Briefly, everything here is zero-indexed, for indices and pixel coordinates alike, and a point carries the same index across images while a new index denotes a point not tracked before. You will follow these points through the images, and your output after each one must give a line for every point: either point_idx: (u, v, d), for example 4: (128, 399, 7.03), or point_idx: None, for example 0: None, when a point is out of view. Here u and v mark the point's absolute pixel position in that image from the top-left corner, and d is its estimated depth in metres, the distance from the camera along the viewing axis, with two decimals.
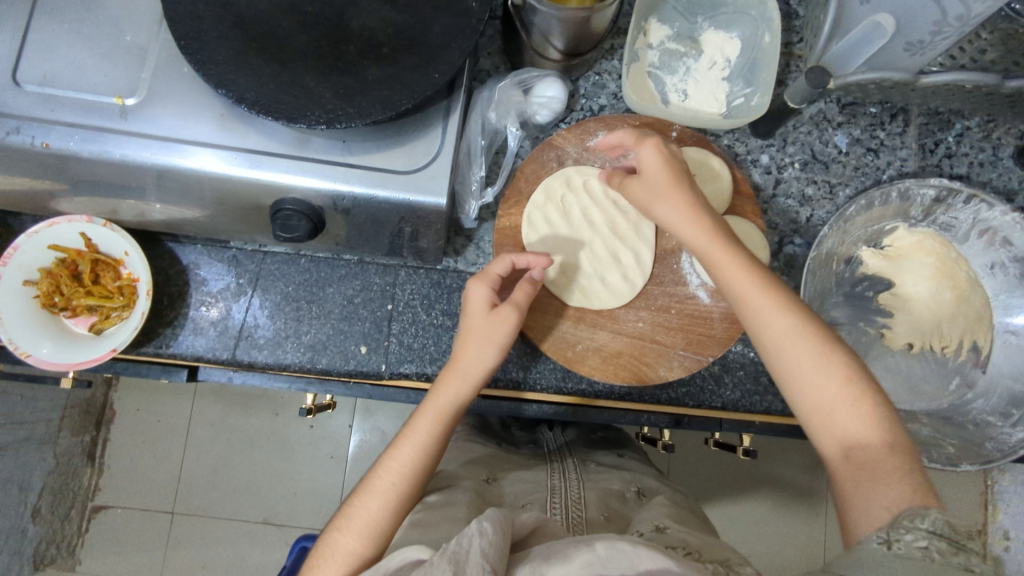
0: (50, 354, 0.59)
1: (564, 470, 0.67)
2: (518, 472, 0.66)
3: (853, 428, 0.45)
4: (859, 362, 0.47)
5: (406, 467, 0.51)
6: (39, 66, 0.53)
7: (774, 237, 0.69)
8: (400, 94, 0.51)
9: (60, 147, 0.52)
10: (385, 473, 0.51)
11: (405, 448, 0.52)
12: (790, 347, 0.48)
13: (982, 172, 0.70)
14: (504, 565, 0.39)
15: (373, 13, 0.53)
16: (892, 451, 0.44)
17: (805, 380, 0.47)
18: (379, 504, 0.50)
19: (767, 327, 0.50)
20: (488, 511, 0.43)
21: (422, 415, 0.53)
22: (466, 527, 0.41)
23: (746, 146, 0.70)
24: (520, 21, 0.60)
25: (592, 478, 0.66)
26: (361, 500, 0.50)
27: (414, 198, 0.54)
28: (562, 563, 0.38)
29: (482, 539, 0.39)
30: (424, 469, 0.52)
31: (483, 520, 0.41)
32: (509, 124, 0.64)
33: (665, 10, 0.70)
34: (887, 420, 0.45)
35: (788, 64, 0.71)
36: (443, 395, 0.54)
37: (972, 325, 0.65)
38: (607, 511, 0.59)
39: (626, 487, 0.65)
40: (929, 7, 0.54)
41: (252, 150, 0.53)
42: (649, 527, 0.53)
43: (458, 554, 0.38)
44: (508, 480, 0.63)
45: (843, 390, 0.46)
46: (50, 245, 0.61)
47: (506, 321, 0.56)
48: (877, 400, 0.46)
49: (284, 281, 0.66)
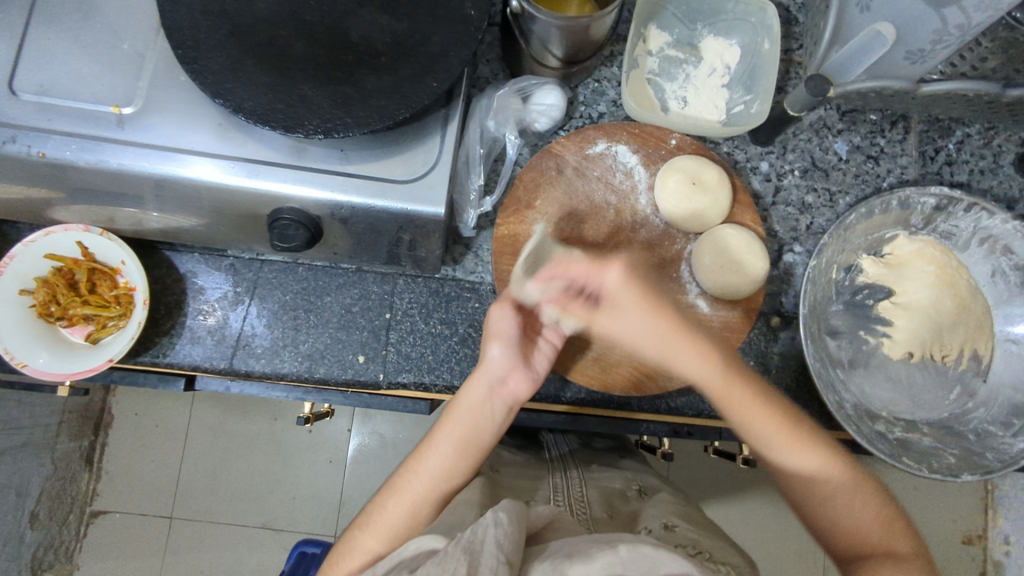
0: (47, 364, 0.59)
1: (565, 469, 0.66)
2: (520, 471, 0.66)
3: (880, 538, 0.52)
4: (882, 489, 0.55)
5: (428, 475, 0.56)
6: (35, 75, 0.53)
7: (774, 245, 0.69)
8: (397, 103, 0.51)
9: (56, 157, 0.52)
10: (414, 476, 0.56)
11: (433, 456, 0.57)
12: (822, 482, 0.54)
13: (983, 179, 0.70)
14: (519, 556, 0.40)
15: (371, 21, 0.53)
16: (919, 556, 0.50)
17: (837, 507, 0.53)
18: (405, 505, 0.54)
19: (796, 461, 0.55)
20: (504, 501, 0.43)
21: (456, 421, 0.57)
22: (481, 517, 0.42)
23: (745, 153, 0.70)
24: (518, 29, 0.60)
25: (595, 477, 0.65)
26: (388, 500, 0.55)
27: (412, 207, 0.54)
28: (583, 561, 0.38)
29: (497, 530, 0.40)
30: (451, 476, 0.56)
31: (499, 511, 0.42)
32: (508, 133, 0.64)
33: (665, 17, 0.69)
34: (908, 532, 0.52)
35: (788, 71, 0.70)
36: (473, 398, 0.58)
37: (973, 334, 0.65)
38: (610, 509, 0.58)
39: (629, 488, 0.65)
40: (929, 15, 0.54)
41: (250, 159, 0.53)
42: (656, 524, 0.54)
43: (473, 544, 0.40)
44: (507, 471, 0.66)
45: (875, 514, 0.53)
46: (46, 254, 0.60)
47: (503, 309, 0.59)
48: (896, 517, 0.53)
49: (281, 290, 0.66)
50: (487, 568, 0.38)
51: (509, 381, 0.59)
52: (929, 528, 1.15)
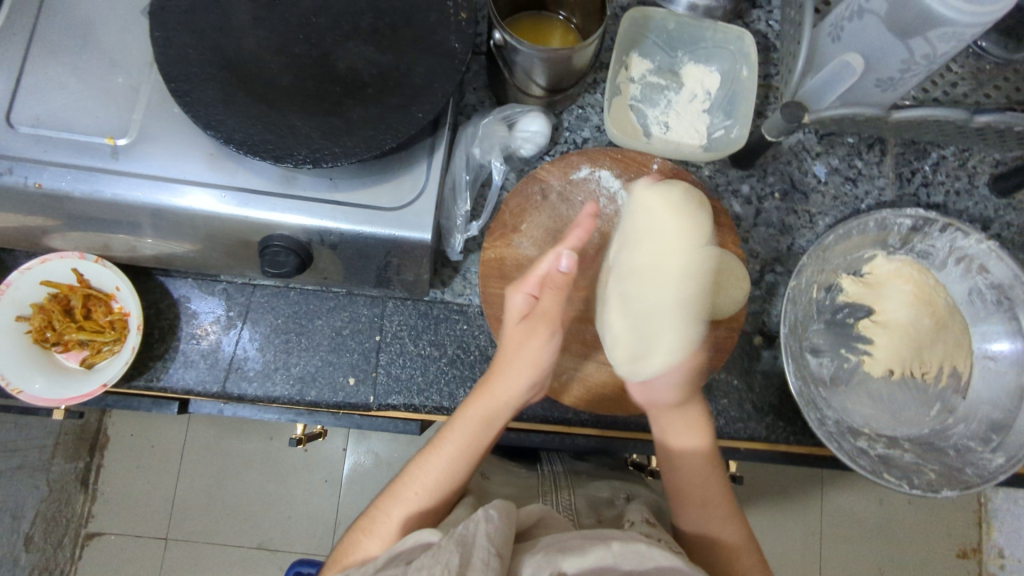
0: (42, 389, 0.60)
1: (556, 478, 0.67)
2: (512, 480, 0.67)
3: None
4: None
5: (433, 482, 0.56)
6: (33, 109, 0.54)
7: (756, 266, 0.70)
8: (383, 134, 0.53)
9: (52, 187, 0.53)
10: (414, 483, 0.56)
11: (433, 464, 0.56)
12: (743, 557, 0.57)
13: (959, 200, 0.72)
14: (509, 550, 0.42)
15: (359, 54, 0.55)
16: None
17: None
18: (405, 512, 0.54)
19: (721, 530, 0.59)
20: (493, 501, 0.46)
21: (458, 430, 0.57)
22: (473, 515, 0.44)
23: (726, 177, 0.72)
24: (502, 59, 0.62)
25: (584, 488, 0.66)
26: (387, 505, 0.55)
27: (398, 233, 0.55)
28: (577, 555, 0.41)
29: (487, 524, 0.42)
30: (451, 483, 0.56)
31: (488, 509, 0.44)
32: (494, 159, 0.66)
33: (646, 46, 0.72)
34: None
35: (766, 96, 0.73)
36: (479, 409, 0.58)
37: (952, 351, 0.66)
38: (597, 514, 0.59)
39: (616, 494, 0.65)
40: (896, 45, 0.57)
41: (241, 188, 0.54)
42: (637, 517, 0.55)
43: (466, 537, 0.41)
44: (499, 480, 0.66)
45: None
46: (43, 280, 0.62)
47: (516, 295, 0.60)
48: None
49: (273, 314, 0.67)
50: (480, 561, 0.39)
51: (522, 396, 0.59)
52: (923, 541, 1.16)
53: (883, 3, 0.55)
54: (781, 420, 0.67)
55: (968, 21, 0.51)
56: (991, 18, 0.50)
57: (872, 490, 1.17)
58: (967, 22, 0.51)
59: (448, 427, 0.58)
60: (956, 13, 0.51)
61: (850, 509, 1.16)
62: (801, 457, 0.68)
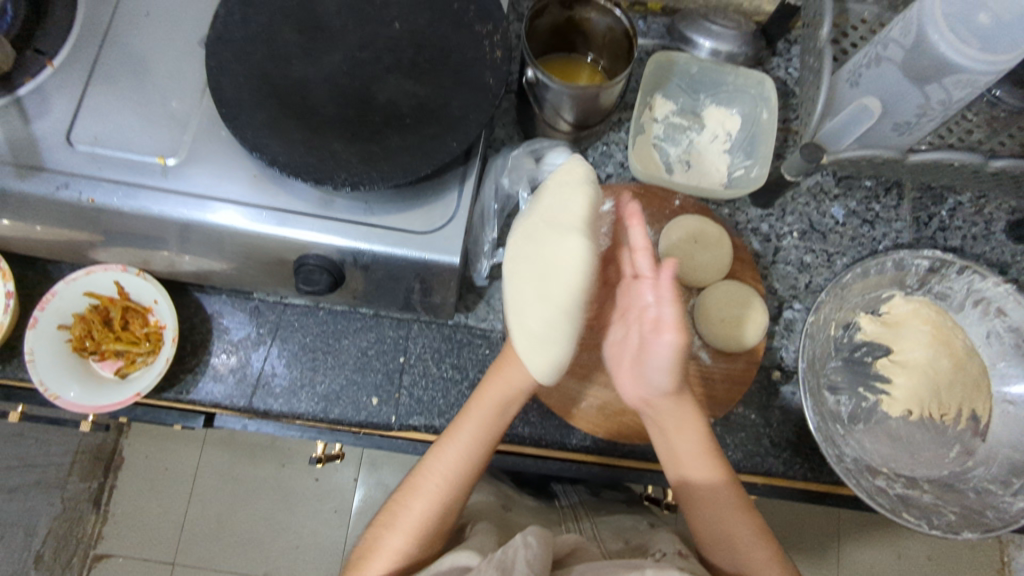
0: (77, 397, 0.62)
1: (576, 513, 0.67)
2: (533, 512, 0.67)
3: None
4: None
5: (449, 472, 0.57)
6: (92, 129, 0.58)
7: (774, 302, 0.72)
8: (420, 161, 0.55)
9: (103, 202, 0.56)
10: (435, 473, 0.57)
11: (452, 449, 0.57)
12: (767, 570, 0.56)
13: (976, 244, 0.74)
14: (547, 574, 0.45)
15: (399, 86, 0.58)
16: None
17: None
18: (429, 502, 0.56)
19: (746, 544, 0.56)
20: (533, 527, 0.49)
21: (470, 418, 0.58)
22: (512, 540, 0.47)
23: (746, 215, 0.74)
24: (532, 96, 0.65)
25: (606, 521, 0.65)
26: (410, 498, 0.56)
27: (428, 256, 0.57)
28: None
29: (526, 550, 0.45)
30: (465, 472, 0.57)
31: (528, 535, 0.47)
32: (521, 190, 0.69)
33: (670, 88, 0.75)
34: None
35: (785, 140, 0.75)
36: (491, 393, 0.59)
37: (971, 394, 0.66)
38: (623, 540, 0.60)
39: (640, 523, 0.65)
40: (913, 90, 0.60)
41: (279, 209, 0.57)
42: (670, 549, 0.54)
43: (505, 562, 0.45)
44: (521, 510, 0.67)
45: None
46: (86, 291, 0.64)
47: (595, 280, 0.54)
48: None
49: (302, 332, 0.69)
50: None
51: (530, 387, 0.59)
52: None
53: (900, 51, 0.59)
54: (799, 456, 0.67)
55: (980, 68, 0.54)
56: (1006, 67, 0.54)
57: (889, 544, 1.14)
58: (980, 70, 0.54)
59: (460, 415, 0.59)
60: (970, 61, 0.54)
61: (869, 562, 1.14)
62: (818, 495, 0.68)
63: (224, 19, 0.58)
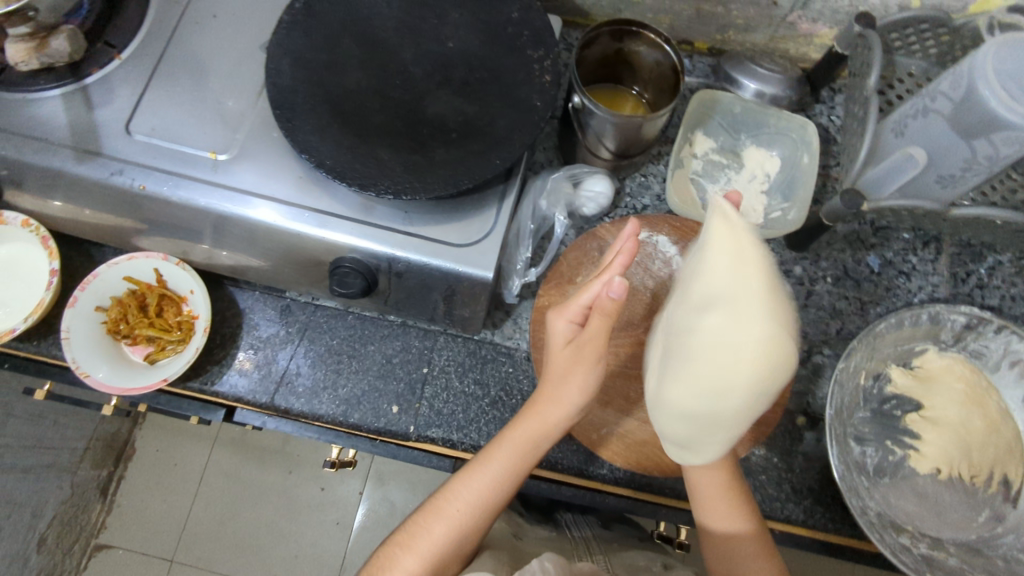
0: (106, 378, 0.63)
1: (589, 545, 0.66)
2: (547, 538, 0.67)
3: None
4: None
5: (473, 501, 0.56)
6: (150, 120, 0.60)
7: (804, 345, 0.71)
8: (462, 175, 0.56)
9: (153, 190, 0.58)
10: (457, 498, 0.56)
11: (476, 479, 0.56)
12: None
13: (1014, 305, 0.73)
14: None
15: (448, 102, 0.60)
16: None
17: None
18: (449, 529, 0.55)
19: None
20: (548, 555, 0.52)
21: (501, 453, 0.57)
22: (529, 566, 0.51)
23: (779, 257, 0.74)
24: (577, 122, 0.66)
25: (619, 555, 0.65)
26: (428, 520, 0.56)
27: (461, 268, 0.58)
28: None
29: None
30: (490, 501, 0.56)
31: (544, 562, 0.51)
32: (558, 212, 0.71)
33: (711, 126, 0.76)
34: None
35: (825, 186, 0.75)
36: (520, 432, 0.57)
37: (1003, 457, 0.64)
38: None
39: (652, 564, 0.65)
40: (960, 144, 0.60)
41: (320, 211, 0.58)
42: None
43: None
44: (532, 538, 0.66)
45: None
46: (125, 276, 0.66)
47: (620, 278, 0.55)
48: None
49: (330, 335, 0.70)
50: None
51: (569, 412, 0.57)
52: None
53: (948, 103, 0.60)
54: (820, 505, 0.65)
55: None
56: None
57: None
58: None
59: (488, 449, 0.57)
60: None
61: None
62: (838, 549, 0.66)
63: (287, 25, 0.60)
